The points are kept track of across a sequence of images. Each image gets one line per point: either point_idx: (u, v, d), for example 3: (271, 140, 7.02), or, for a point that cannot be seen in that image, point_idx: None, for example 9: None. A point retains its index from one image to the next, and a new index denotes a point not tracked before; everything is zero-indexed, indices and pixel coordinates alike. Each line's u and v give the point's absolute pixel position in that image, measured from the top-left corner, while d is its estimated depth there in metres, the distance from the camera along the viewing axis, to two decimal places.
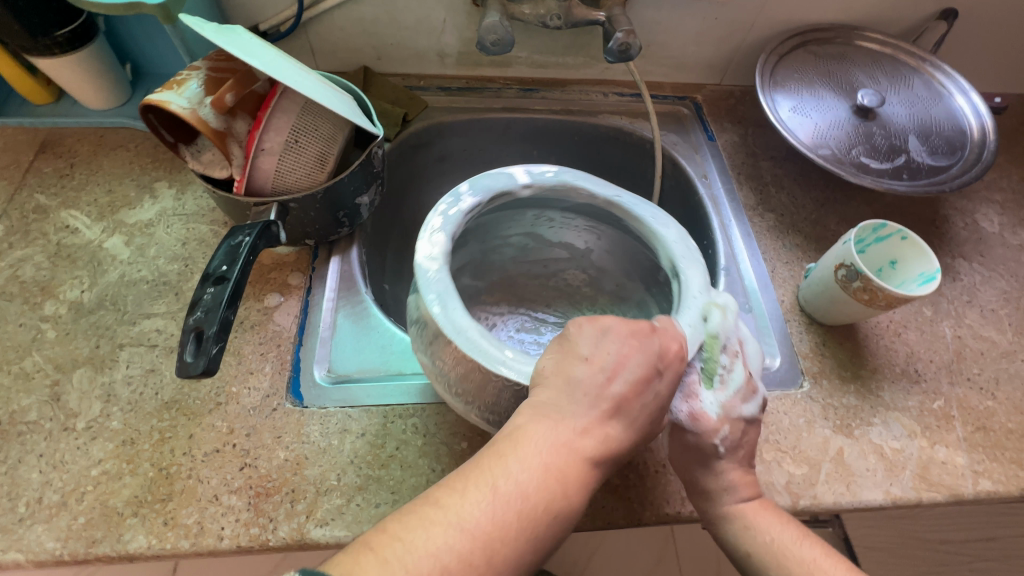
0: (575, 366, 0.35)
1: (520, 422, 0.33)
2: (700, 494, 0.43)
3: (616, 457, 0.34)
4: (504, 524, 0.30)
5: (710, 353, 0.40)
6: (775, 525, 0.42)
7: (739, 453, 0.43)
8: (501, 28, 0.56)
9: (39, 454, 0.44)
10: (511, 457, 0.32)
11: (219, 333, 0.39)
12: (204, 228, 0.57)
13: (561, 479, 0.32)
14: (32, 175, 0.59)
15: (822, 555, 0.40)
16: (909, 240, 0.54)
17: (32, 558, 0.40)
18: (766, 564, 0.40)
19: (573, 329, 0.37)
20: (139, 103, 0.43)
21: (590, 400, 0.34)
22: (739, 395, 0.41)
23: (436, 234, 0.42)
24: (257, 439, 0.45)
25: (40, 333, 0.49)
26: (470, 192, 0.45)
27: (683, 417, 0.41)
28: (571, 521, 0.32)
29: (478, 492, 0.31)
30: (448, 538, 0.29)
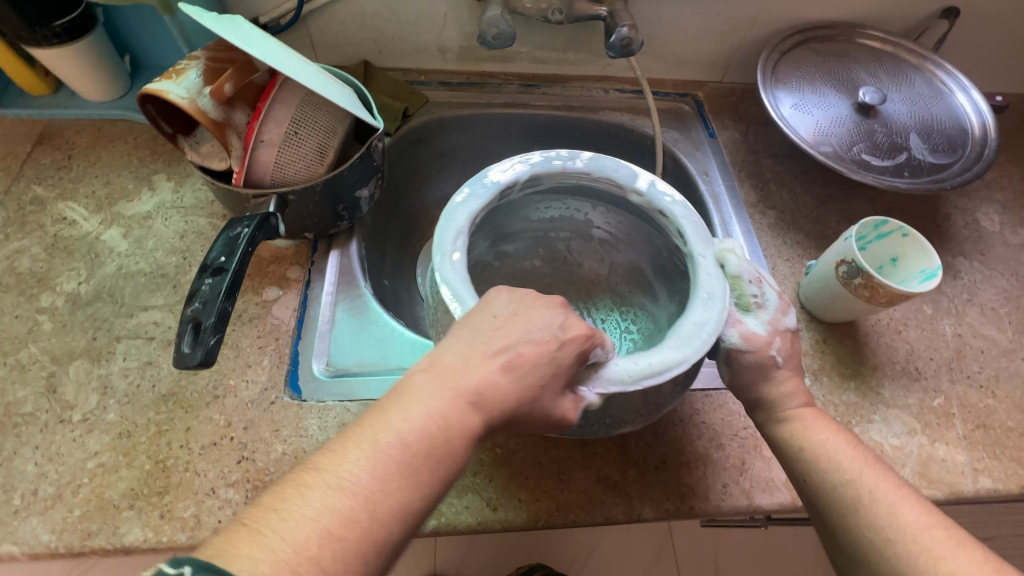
0: (481, 321, 0.35)
1: (409, 380, 0.33)
2: (758, 408, 0.44)
3: (508, 410, 0.33)
4: (385, 476, 0.29)
5: (740, 290, 0.43)
6: (828, 431, 0.41)
7: (792, 361, 0.44)
8: (503, 22, 0.56)
9: (35, 446, 0.43)
10: (394, 410, 0.31)
11: (217, 324, 0.39)
12: (202, 220, 0.57)
13: (444, 426, 0.31)
14: (29, 167, 0.59)
15: (871, 458, 0.39)
16: (910, 237, 0.54)
17: (27, 550, 0.39)
18: (815, 458, 0.40)
19: (491, 295, 0.37)
20: (137, 93, 0.43)
21: (482, 352, 0.34)
22: (778, 310, 0.43)
23: (518, 164, 0.46)
24: (255, 433, 0.45)
25: (36, 325, 0.49)
26: (584, 162, 0.47)
27: (738, 342, 0.42)
28: (457, 471, 0.31)
29: (358, 448, 0.30)
30: (329, 497, 0.28)
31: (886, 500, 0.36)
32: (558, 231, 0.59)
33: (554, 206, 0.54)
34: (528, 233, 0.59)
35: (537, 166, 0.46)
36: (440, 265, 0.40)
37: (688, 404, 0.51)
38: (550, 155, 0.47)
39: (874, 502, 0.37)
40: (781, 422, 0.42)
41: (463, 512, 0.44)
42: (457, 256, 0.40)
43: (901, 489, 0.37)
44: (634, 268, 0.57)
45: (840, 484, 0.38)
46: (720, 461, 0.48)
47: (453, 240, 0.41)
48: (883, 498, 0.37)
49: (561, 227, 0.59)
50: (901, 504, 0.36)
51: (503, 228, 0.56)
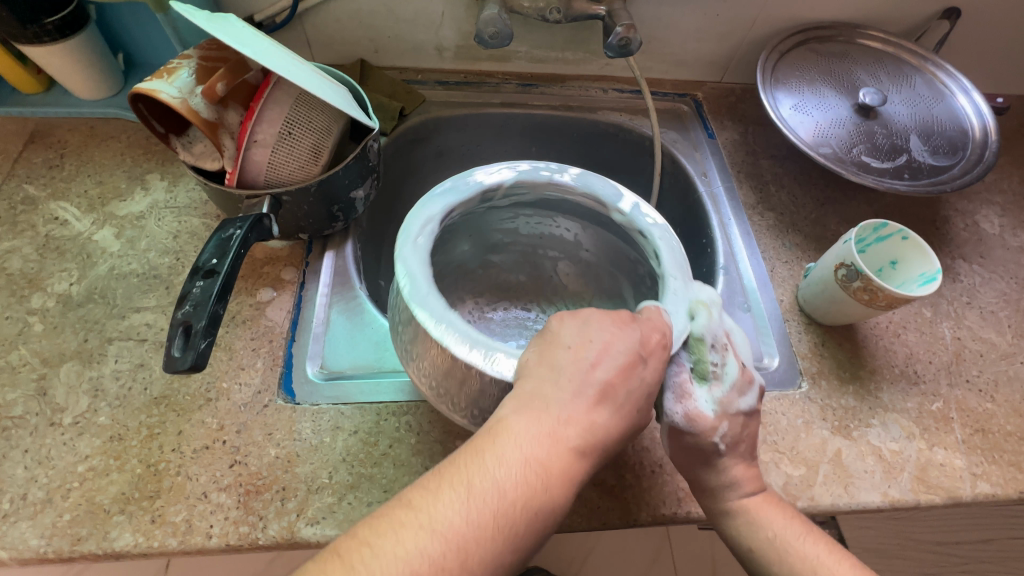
0: (557, 354, 0.34)
1: (502, 419, 0.32)
2: (704, 493, 0.42)
3: (605, 447, 0.33)
4: (479, 524, 0.29)
5: (699, 355, 0.40)
6: (780, 518, 0.41)
7: (740, 449, 0.41)
8: (500, 21, 0.56)
9: (24, 450, 0.43)
10: (489, 452, 0.31)
11: (209, 327, 0.39)
12: (195, 221, 0.56)
13: (542, 472, 0.31)
14: (21, 166, 0.58)
15: (826, 552, 0.40)
16: (910, 240, 0.53)
17: (16, 556, 0.39)
18: (768, 559, 0.40)
19: (558, 321, 0.36)
20: (128, 92, 0.42)
21: (573, 386, 0.33)
22: (734, 389, 0.40)
23: (503, 169, 0.45)
24: (248, 436, 0.45)
25: (27, 326, 0.49)
26: (570, 178, 0.46)
27: (680, 419, 0.39)
28: (555, 519, 0.31)
29: (453, 492, 0.30)
30: (420, 540, 0.28)
31: None
32: (545, 248, 0.59)
33: (543, 221, 0.54)
34: (517, 246, 0.59)
35: (523, 173, 0.46)
36: (401, 246, 0.39)
37: None
38: (538, 165, 0.46)
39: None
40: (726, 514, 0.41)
41: None
42: (422, 242, 0.40)
43: None
44: (613, 290, 0.56)
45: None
46: None
47: (425, 230, 0.40)
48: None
49: (546, 244, 0.58)
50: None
51: (487, 236, 0.56)
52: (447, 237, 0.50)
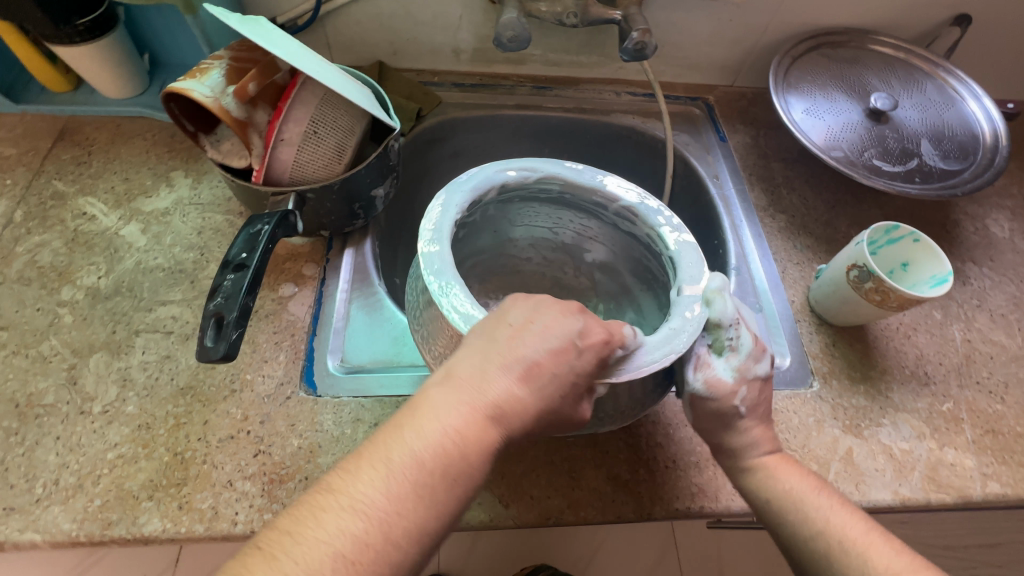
0: (497, 330, 0.35)
1: (426, 393, 0.33)
2: (723, 454, 0.44)
3: (525, 423, 0.33)
4: (396, 499, 0.29)
5: (716, 335, 0.40)
6: (794, 476, 0.42)
7: (760, 410, 0.43)
8: (519, 25, 0.57)
9: (55, 437, 0.44)
10: (408, 427, 0.32)
11: (239, 319, 0.40)
12: (219, 217, 0.58)
13: (459, 445, 0.31)
14: (50, 162, 0.60)
15: (838, 504, 0.40)
16: (922, 242, 0.54)
17: (48, 539, 0.40)
18: (784, 510, 0.40)
19: (507, 303, 0.37)
20: (162, 92, 0.44)
21: (498, 363, 0.33)
22: (750, 357, 0.42)
23: (638, 198, 0.47)
24: (271, 427, 0.46)
25: (57, 318, 0.50)
26: (671, 239, 0.44)
27: (700, 388, 0.41)
28: (472, 489, 0.32)
29: (372, 470, 0.30)
30: (342, 521, 0.29)
31: (858, 545, 0.37)
32: (634, 296, 0.56)
33: (636, 264, 0.52)
34: (620, 280, 0.57)
35: (644, 207, 0.46)
36: (481, 172, 0.46)
37: None
38: (663, 211, 0.46)
39: (846, 552, 0.37)
40: (745, 473, 0.43)
41: (474, 509, 0.44)
42: (512, 178, 0.46)
43: (871, 532, 0.38)
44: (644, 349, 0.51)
45: (810, 536, 0.39)
46: None
47: (527, 172, 0.47)
48: (854, 546, 0.37)
49: (635, 290, 0.55)
50: (871, 551, 0.37)
51: (594, 248, 0.56)
52: (548, 212, 0.53)
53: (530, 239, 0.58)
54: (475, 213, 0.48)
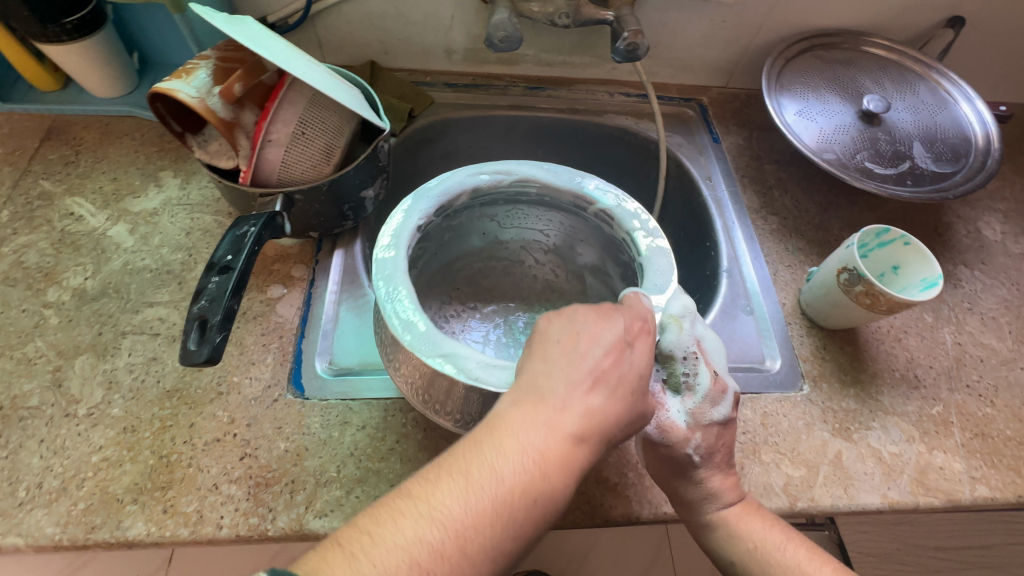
0: (550, 347, 0.34)
1: (502, 411, 0.32)
2: (683, 504, 0.44)
3: (606, 433, 0.33)
4: (476, 513, 0.29)
5: (670, 369, 0.41)
6: (758, 524, 0.42)
7: (716, 457, 0.42)
8: (510, 25, 0.56)
9: (39, 440, 0.44)
10: (487, 442, 0.31)
11: (224, 322, 0.39)
12: (208, 218, 0.57)
13: (541, 461, 0.31)
14: (37, 162, 0.59)
15: (805, 558, 0.41)
16: (912, 246, 0.54)
17: (31, 542, 0.40)
18: (751, 568, 0.42)
19: (542, 324, 0.36)
20: (148, 92, 0.43)
21: (566, 375, 0.33)
22: (706, 400, 0.41)
23: (617, 201, 0.48)
24: (258, 430, 0.46)
25: (43, 319, 0.50)
26: (644, 244, 0.45)
27: (654, 432, 0.41)
28: (553, 506, 0.31)
29: (452, 481, 0.30)
30: (421, 529, 0.28)
31: None
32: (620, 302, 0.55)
33: (620, 267, 0.52)
34: (608, 285, 0.56)
35: (621, 210, 0.47)
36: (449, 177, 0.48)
37: None
38: (639, 215, 0.47)
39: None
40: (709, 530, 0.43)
41: None
42: (488, 180, 0.48)
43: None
44: None
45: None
46: None
47: (505, 176, 0.49)
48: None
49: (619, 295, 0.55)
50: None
51: (582, 251, 0.56)
52: (536, 215, 0.54)
53: (521, 240, 0.58)
54: (449, 217, 0.50)
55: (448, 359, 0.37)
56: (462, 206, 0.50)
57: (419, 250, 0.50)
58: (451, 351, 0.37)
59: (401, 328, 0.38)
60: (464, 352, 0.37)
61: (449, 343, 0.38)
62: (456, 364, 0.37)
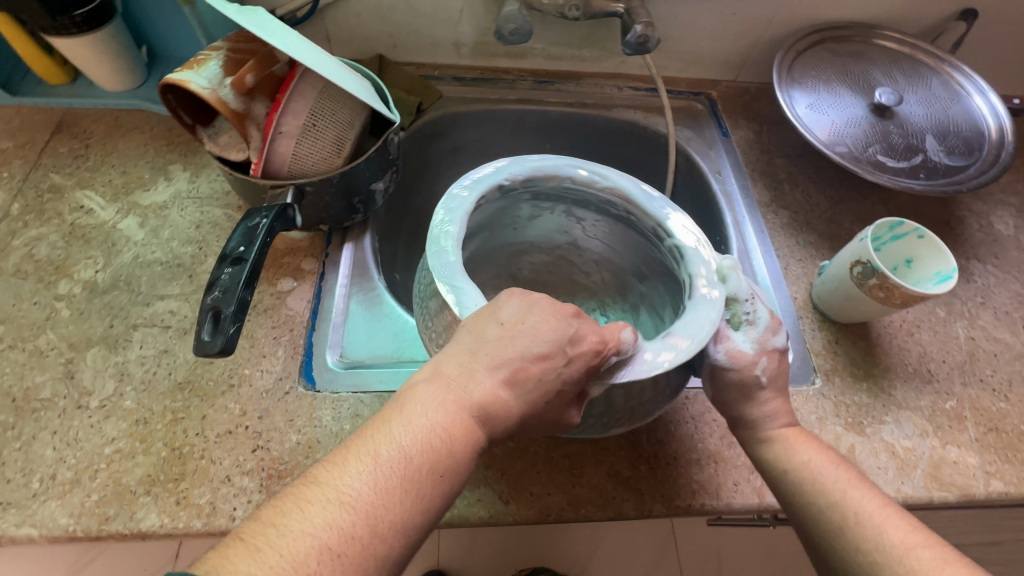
0: (487, 329, 0.34)
1: (412, 390, 0.33)
2: (743, 426, 0.44)
3: (506, 427, 0.34)
4: (383, 493, 0.29)
5: (733, 309, 0.42)
6: (813, 449, 0.42)
7: (778, 383, 0.43)
8: (520, 18, 0.56)
9: (52, 431, 0.44)
10: (396, 423, 0.31)
11: (237, 313, 0.39)
12: (217, 211, 0.57)
13: (446, 443, 0.31)
14: (47, 155, 0.59)
15: (854, 477, 0.39)
16: (926, 238, 0.54)
17: (45, 533, 0.40)
18: (800, 480, 0.40)
19: (501, 297, 0.36)
20: (159, 83, 0.43)
21: (486, 364, 0.33)
22: (769, 330, 0.42)
23: (703, 248, 0.43)
24: (270, 422, 0.45)
25: (54, 312, 0.50)
26: (702, 290, 0.39)
27: (723, 358, 0.41)
28: (455, 487, 0.31)
29: (359, 462, 0.30)
30: (328, 513, 0.28)
31: (872, 519, 0.37)
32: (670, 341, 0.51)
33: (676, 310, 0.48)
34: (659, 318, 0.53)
35: (693, 252, 0.42)
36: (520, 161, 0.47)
37: (697, 402, 0.51)
38: (711, 266, 0.41)
39: (860, 522, 0.37)
40: (764, 443, 0.43)
41: (474, 506, 0.44)
42: (582, 177, 0.47)
43: (886, 507, 0.38)
44: None
45: (825, 505, 0.39)
46: (732, 458, 0.48)
47: (598, 178, 0.47)
48: (869, 518, 0.37)
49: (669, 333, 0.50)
50: (886, 523, 0.36)
51: (647, 280, 0.53)
52: (617, 231, 0.52)
53: (597, 254, 0.57)
54: (533, 197, 0.50)
55: (453, 292, 0.37)
56: (553, 191, 0.49)
57: (488, 221, 0.51)
58: (462, 285, 0.38)
59: (432, 253, 0.39)
60: (471, 293, 0.38)
61: (462, 276, 0.38)
62: (459, 298, 0.37)
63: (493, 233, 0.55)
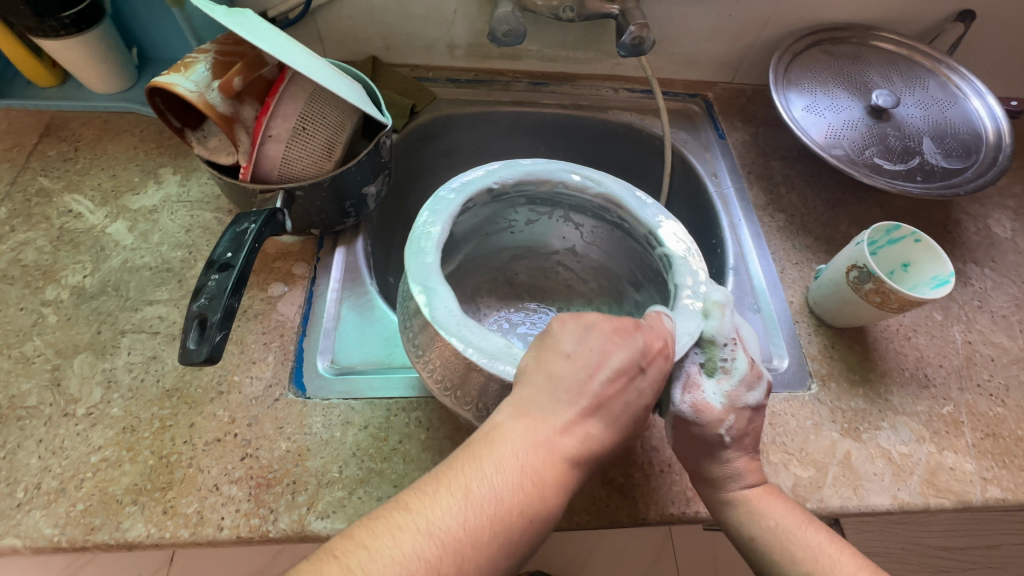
0: (556, 362, 0.34)
1: (497, 424, 0.32)
2: (705, 483, 0.43)
3: (595, 457, 0.33)
4: (477, 530, 0.29)
5: (710, 352, 0.40)
6: (780, 509, 0.41)
7: (744, 441, 0.42)
8: (513, 19, 0.55)
9: (38, 440, 0.43)
10: (487, 457, 0.31)
11: (224, 320, 0.39)
12: (208, 215, 0.56)
13: (538, 480, 0.31)
14: (35, 159, 0.59)
15: (827, 541, 0.39)
16: (923, 242, 0.53)
17: (30, 544, 0.39)
18: (769, 547, 0.40)
19: (556, 326, 0.35)
20: (146, 87, 0.43)
21: (566, 394, 0.33)
22: (744, 384, 0.40)
23: (692, 259, 0.42)
24: (259, 430, 0.45)
25: (41, 318, 0.49)
26: (684, 301, 0.40)
27: (687, 411, 0.40)
28: (547, 523, 0.31)
29: (451, 496, 0.29)
30: (418, 544, 0.28)
31: None
32: None
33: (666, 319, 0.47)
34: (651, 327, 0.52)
35: (681, 262, 0.42)
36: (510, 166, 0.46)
37: None
38: (698, 279, 0.41)
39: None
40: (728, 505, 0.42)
41: None
42: (574, 183, 0.46)
43: (858, 572, 0.38)
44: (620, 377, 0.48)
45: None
46: None
47: (592, 184, 0.46)
48: None
49: None
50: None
51: (640, 287, 0.53)
52: (612, 238, 0.52)
53: (593, 260, 0.57)
54: (530, 199, 0.50)
55: (428, 293, 0.38)
56: (546, 195, 0.49)
57: (478, 220, 0.51)
58: (437, 286, 0.38)
59: (410, 258, 0.39)
60: (444, 295, 0.38)
61: (437, 276, 0.39)
62: (430, 300, 0.37)
63: (487, 233, 0.55)
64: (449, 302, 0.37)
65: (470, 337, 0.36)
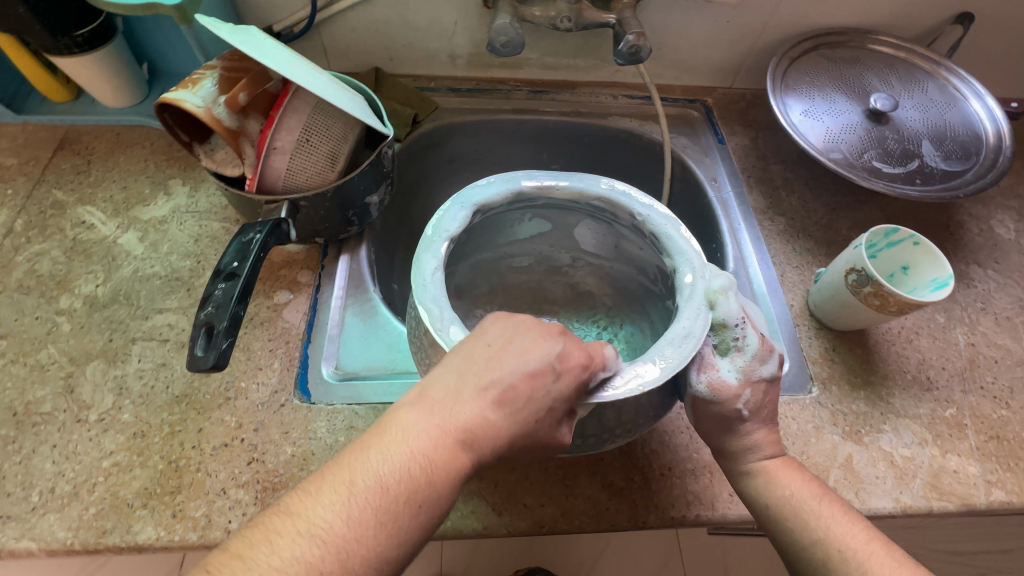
0: (474, 351, 0.34)
1: (396, 415, 0.33)
2: (725, 456, 0.44)
3: (497, 446, 0.33)
4: (359, 524, 0.29)
5: (721, 335, 0.41)
6: (796, 482, 0.42)
7: (763, 413, 0.43)
8: (512, 30, 0.56)
9: (52, 445, 0.44)
10: (374, 449, 0.32)
11: (229, 328, 0.40)
12: (216, 225, 0.58)
13: (425, 470, 0.31)
14: (51, 172, 0.60)
15: (839, 512, 0.40)
16: (922, 246, 0.53)
17: (44, 546, 0.40)
18: (785, 517, 0.41)
19: (487, 321, 0.37)
20: (155, 103, 0.44)
21: (473, 385, 0.33)
22: (757, 358, 0.42)
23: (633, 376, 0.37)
24: (265, 435, 0.46)
25: (56, 326, 0.50)
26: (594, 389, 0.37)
27: (704, 389, 0.41)
28: (437, 516, 0.31)
29: (333, 492, 0.30)
30: (297, 546, 0.29)
31: (858, 558, 0.38)
32: None
33: None
34: None
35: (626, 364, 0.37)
36: (665, 227, 0.44)
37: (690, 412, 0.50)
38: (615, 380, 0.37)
39: (846, 562, 0.38)
40: (745, 477, 0.43)
41: (468, 517, 0.44)
42: (679, 278, 0.41)
43: (871, 542, 0.39)
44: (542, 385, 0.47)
45: (809, 544, 0.39)
46: None
47: (682, 293, 0.40)
48: (852, 555, 0.38)
49: None
50: (871, 562, 0.38)
51: None
52: None
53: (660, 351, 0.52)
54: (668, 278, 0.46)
55: (487, 184, 0.46)
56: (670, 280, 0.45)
57: (640, 258, 0.52)
58: (495, 188, 0.46)
59: (528, 172, 0.47)
60: (483, 188, 0.45)
61: (506, 189, 0.46)
62: (485, 186, 0.46)
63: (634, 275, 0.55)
64: (479, 196, 0.45)
65: (450, 214, 0.43)
